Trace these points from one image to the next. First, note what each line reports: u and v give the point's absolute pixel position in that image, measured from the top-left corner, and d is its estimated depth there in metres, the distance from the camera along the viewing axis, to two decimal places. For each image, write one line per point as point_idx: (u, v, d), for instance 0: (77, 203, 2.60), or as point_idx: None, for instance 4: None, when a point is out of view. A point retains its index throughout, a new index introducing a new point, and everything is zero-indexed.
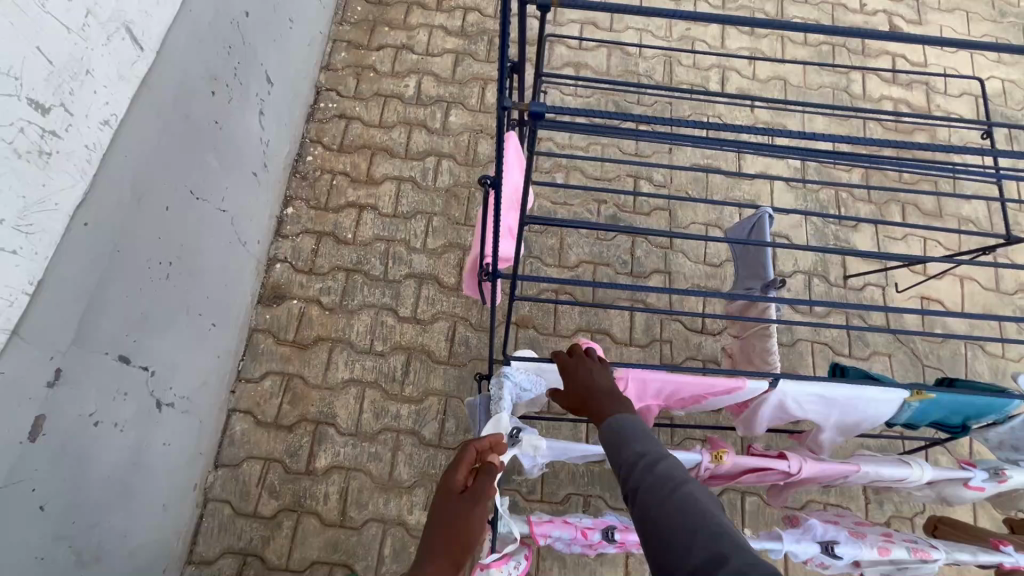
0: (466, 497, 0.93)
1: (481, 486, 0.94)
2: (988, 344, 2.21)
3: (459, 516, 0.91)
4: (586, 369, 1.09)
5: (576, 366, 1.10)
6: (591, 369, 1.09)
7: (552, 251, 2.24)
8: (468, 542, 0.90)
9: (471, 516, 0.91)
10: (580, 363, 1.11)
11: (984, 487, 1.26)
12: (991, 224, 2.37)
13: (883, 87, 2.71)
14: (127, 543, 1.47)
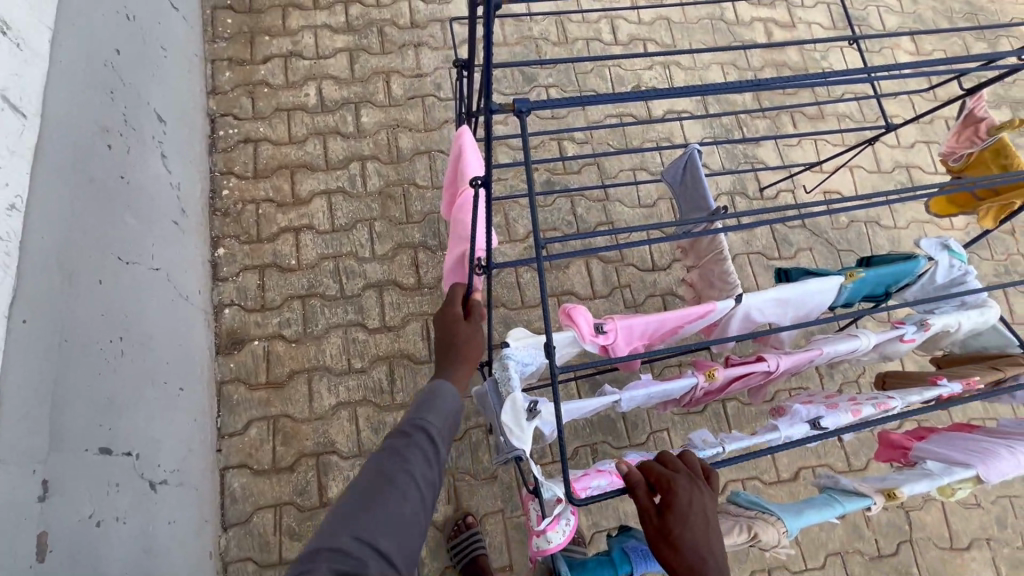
0: (465, 319, 1.13)
1: (474, 316, 1.15)
2: (882, 219, 2.56)
3: (466, 333, 1.11)
4: (702, 513, 0.94)
5: (697, 502, 0.94)
6: (704, 506, 0.96)
7: (501, 229, 2.29)
8: (477, 351, 1.11)
9: (473, 332, 1.13)
10: (698, 493, 0.96)
11: (916, 338, 1.49)
12: (863, 115, 2.70)
13: (752, 10, 2.94)
14: None
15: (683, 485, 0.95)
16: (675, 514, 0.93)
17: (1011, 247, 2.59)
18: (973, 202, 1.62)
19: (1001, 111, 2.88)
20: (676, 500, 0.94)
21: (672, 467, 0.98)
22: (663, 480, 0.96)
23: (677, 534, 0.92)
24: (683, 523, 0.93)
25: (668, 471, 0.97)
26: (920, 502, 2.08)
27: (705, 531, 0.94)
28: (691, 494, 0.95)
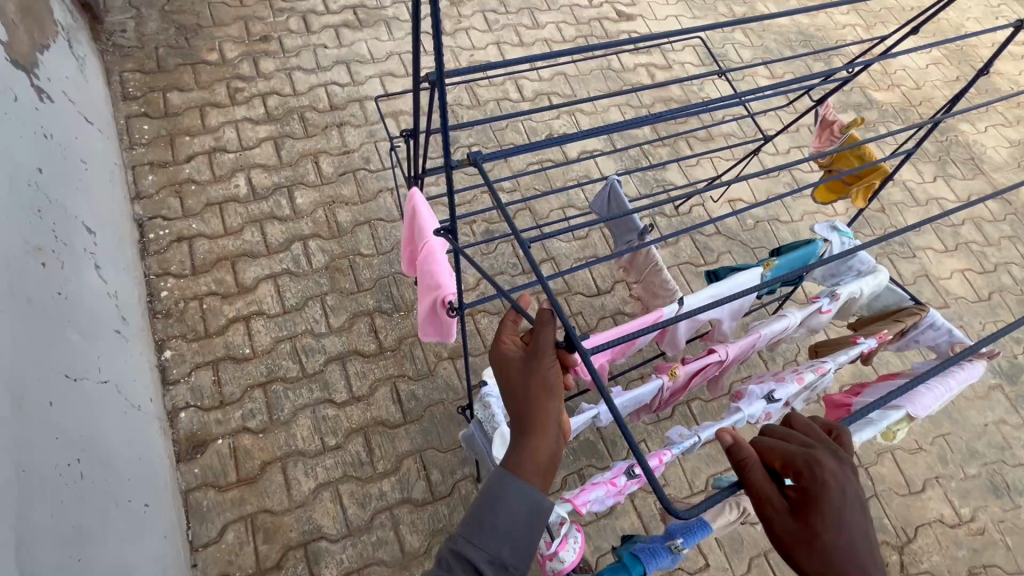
0: (531, 373, 1.00)
1: (544, 365, 1.00)
2: (780, 217, 2.93)
3: (527, 393, 1.00)
4: (849, 496, 0.84)
5: (840, 488, 0.84)
6: (848, 488, 0.85)
7: None
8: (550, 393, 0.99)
9: (541, 387, 0.99)
10: (839, 477, 0.85)
11: (830, 308, 1.72)
12: (743, 132, 3.13)
13: (633, 58, 3.37)
14: None
15: (820, 461, 0.86)
16: (816, 502, 0.83)
17: (885, 222, 3.04)
18: (843, 187, 1.91)
19: (848, 114, 3.44)
20: (814, 484, 0.84)
21: (800, 444, 0.89)
22: (791, 463, 0.87)
23: (821, 527, 0.82)
24: (828, 515, 0.82)
25: (798, 449, 0.87)
26: (874, 457, 2.30)
27: (857, 517, 0.83)
28: (835, 483, 0.84)
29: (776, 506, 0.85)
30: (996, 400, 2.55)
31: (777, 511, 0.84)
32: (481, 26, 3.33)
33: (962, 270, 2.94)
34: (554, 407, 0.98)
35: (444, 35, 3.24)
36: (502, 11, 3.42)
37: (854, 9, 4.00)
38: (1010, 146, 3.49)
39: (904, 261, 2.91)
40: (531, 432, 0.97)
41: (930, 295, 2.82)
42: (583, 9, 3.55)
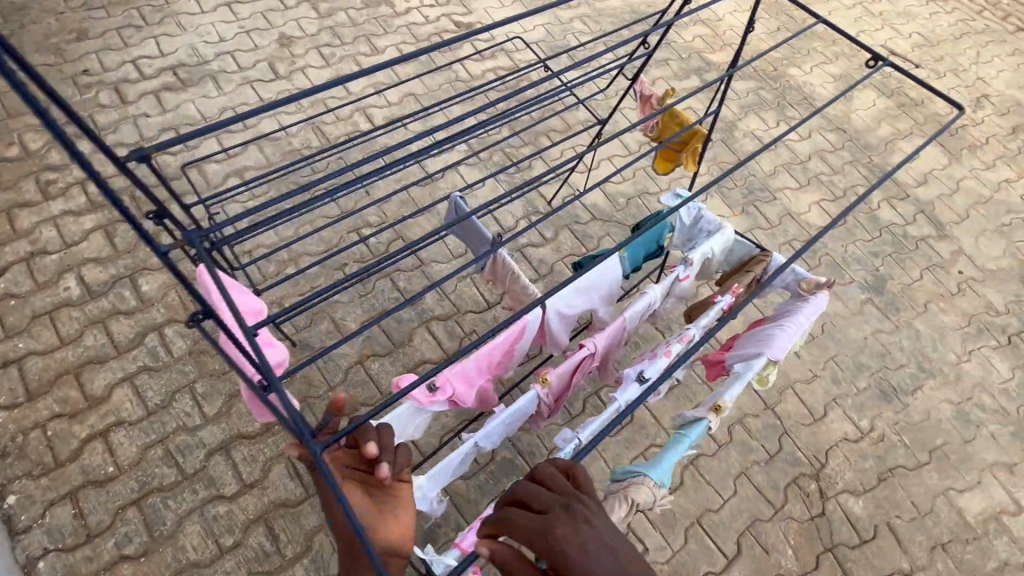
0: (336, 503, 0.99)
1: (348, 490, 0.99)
2: (649, 189, 3.03)
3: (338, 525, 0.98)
4: (584, 542, 0.81)
5: (572, 542, 0.81)
6: (582, 536, 0.82)
7: (332, 332, 2.30)
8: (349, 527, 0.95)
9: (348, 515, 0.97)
10: (572, 528, 0.83)
11: (688, 273, 1.77)
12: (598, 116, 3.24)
13: (479, 65, 3.40)
14: None
15: (547, 523, 0.84)
16: (554, 566, 0.81)
17: (744, 172, 3.22)
18: (675, 155, 1.93)
19: (691, 79, 3.64)
20: (547, 546, 0.82)
21: (537, 507, 0.88)
22: (529, 532, 0.85)
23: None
24: (568, 574, 0.79)
25: (530, 515, 0.87)
26: (776, 395, 2.42)
27: (598, 563, 0.80)
28: (565, 538, 0.82)
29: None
30: (869, 314, 2.76)
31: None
32: (317, 63, 3.22)
33: (817, 201, 3.17)
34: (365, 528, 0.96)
35: (280, 79, 3.10)
36: (338, 44, 3.33)
37: None
38: (833, 80, 3.83)
39: (767, 204, 3.09)
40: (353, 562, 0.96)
41: (795, 231, 3.02)
42: (420, 27, 3.53)
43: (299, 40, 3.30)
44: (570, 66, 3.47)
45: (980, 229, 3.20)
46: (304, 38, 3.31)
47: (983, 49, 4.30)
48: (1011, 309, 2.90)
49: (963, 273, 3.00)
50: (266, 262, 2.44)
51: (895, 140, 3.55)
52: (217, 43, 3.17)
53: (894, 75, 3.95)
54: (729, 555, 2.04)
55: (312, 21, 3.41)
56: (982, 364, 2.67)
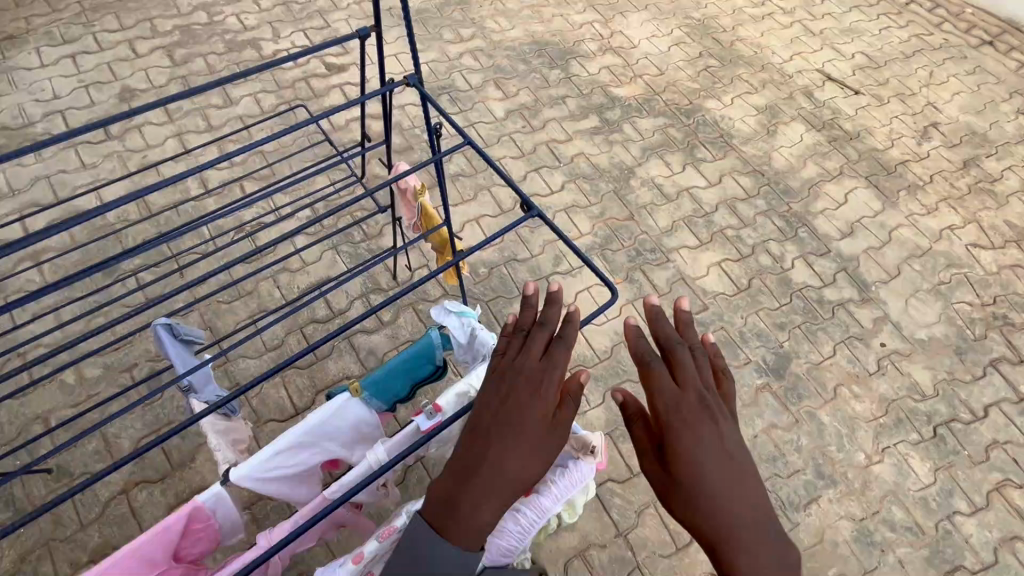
0: (508, 380, 1.02)
1: (531, 374, 1.01)
2: (518, 254, 2.64)
3: (492, 405, 1.00)
4: (707, 441, 0.84)
5: (695, 436, 0.84)
6: (711, 431, 0.85)
7: (103, 453, 1.97)
8: (496, 391, 1.01)
9: (509, 397, 0.99)
10: (703, 424, 0.85)
11: (438, 420, 1.37)
12: (472, 167, 2.90)
13: (345, 114, 3.04)
14: None
15: (684, 401, 0.87)
16: (688, 447, 0.83)
17: (636, 228, 2.79)
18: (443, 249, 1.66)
19: (591, 117, 3.21)
20: (677, 429, 0.84)
21: (667, 385, 0.88)
22: (661, 405, 0.87)
23: (684, 474, 0.82)
24: (681, 457, 0.83)
25: (664, 389, 0.88)
26: (633, 518, 2.05)
27: (718, 457, 0.83)
28: (693, 431, 0.84)
29: (644, 456, 0.88)
30: (764, 405, 2.33)
31: (639, 456, 0.88)
32: (157, 119, 2.90)
33: (719, 262, 2.73)
34: (531, 424, 0.97)
35: (109, 141, 2.78)
36: (186, 95, 3.02)
37: (590, 5, 3.83)
38: (757, 113, 3.37)
39: (657, 269, 2.67)
40: (483, 446, 0.96)
41: (687, 300, 2.59)
42: (283, 73, 3.18)
43: (144, 92, 3.00)
44: (448, 110, 3.11)
45: (913, 289, 2.74)
46: (150, 91, 3.00)
47: (939, 68, 3.81)
48: (941, 390, 2.45)
49: (886, 347, 2.55)
50: (42, 366, 2.13)
51: (821, 182, 3.10)
52: (49, 102, 2.89)
53: (830, 103, 3.49)
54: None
55: (163, 71, 3.10)
56: (897, 465, 2.23)
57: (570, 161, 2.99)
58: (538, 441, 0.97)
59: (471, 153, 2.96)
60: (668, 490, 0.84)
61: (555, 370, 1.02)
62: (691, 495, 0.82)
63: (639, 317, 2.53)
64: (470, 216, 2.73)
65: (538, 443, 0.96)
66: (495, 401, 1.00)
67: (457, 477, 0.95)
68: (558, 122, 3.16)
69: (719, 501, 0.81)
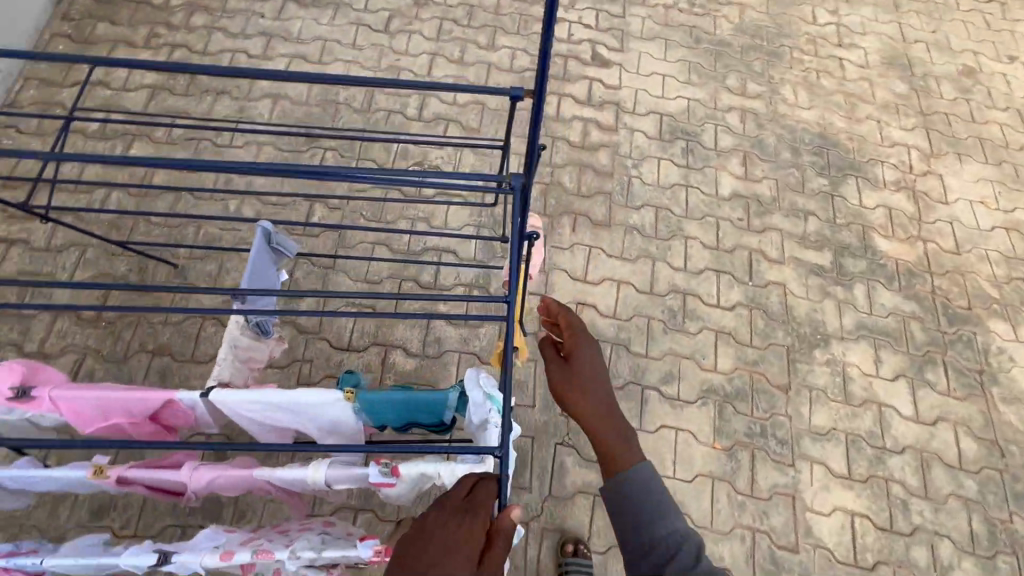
0: (427, 528, 0.82)
1: (456, 513, 0.85)
2: (633, 345, 2.30)
3: (406, 556, 0.79)
4: (595, 363, 1.14)
5: (588, 362, 1.13)
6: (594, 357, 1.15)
7: (209, 279, 2.19)
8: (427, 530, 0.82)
9: (428, 541, 0.80)
10: (588, 351, 1.15)
11: (391, 482, 1.24)
12: (655, 231, 2.55)
13: (576, 107, 2.82)
14: None
15: (580, 342, 1.16)
16: (588, 362, 1.14)
17: (782, 405, 2.23)
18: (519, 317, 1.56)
19: (825, 253, 2.58)
20: (580, 344, 1.16)
21: (576, 321, 1.18)
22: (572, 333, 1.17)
23: (585, 380, 1.12)
24: (580, 374, 1.13)
25: (573, 322, 1.19)
26: None
27: (599, 376, 1.13)
28: (585, 357, 1.14)
29: (552, 373, 1.15)
30: None
31: (549, 375, 1.13)
32: (428, 33, 3.05)
33: (852, 512, 2.07)
34: (464, 554, 0.79)
35: (383, 33, 3.01)
36: (462, 22, 3.11)
37: (925, 127, 2.98)
38: None
39: (771, 466, 2.12)
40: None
41: (779, 524, 2.03)
42: (555, 38, 3.03)
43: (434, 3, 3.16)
44: (674, 159, 2.75)
45: None
46: (439, 5, 3.14)
47: None
48: None
49: None
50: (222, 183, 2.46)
51: None
52: None
53: None
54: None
55: None
56: None
57: (764, 287, 2.46)
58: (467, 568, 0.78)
59: (665, 215, 2.60)
60: (573, 392, 1.12)
61: (479, 500, 0.89)
62: (587, 392, 1.11)
63: (711, 500, 2.05)
64: (616, 276, 2.43)
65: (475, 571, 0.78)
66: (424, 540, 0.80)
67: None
68: (782, 237, 2.60)
69: (604, 400, 1.12)
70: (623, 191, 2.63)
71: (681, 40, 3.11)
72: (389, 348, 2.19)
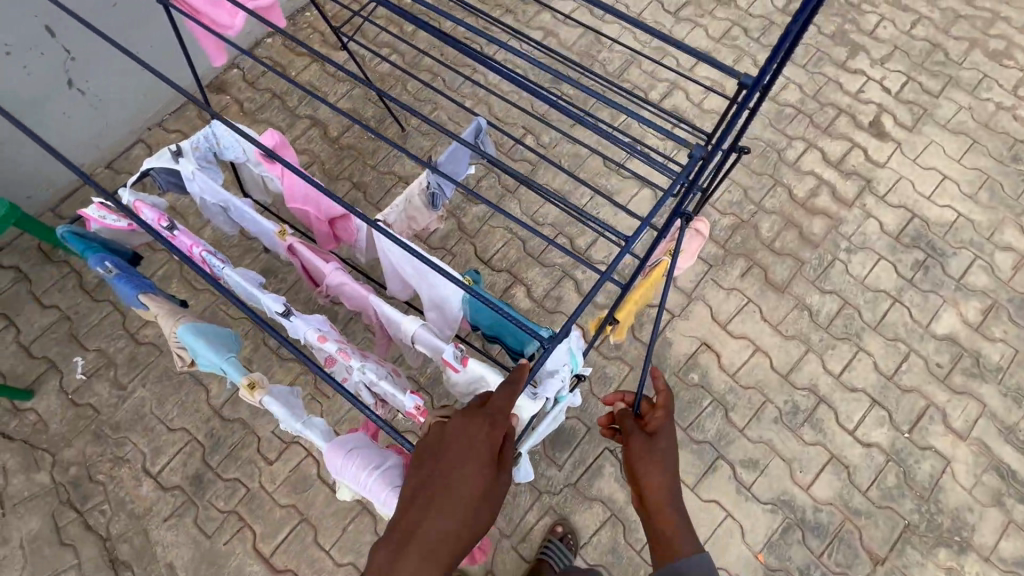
0: (444, 440, 0.83)
1: (472, 422, 0.84)
2: (734, 413, 2.13)
3: (426, 459, 0.83)
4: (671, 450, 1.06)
5: (663, 447, 1.06)
6: (669, 445, 1.06)
7: (421, 151, 2.55)
8: (451, 441, 0.82)
9: (445, 450, 0.82)
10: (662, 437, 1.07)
11: (456, 367, 1.37)
12: (829, 323, 2.26)
13: (820, 165, 2.55)
14: (10, 160, 2.16)
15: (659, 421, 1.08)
16: (671, 444, 1.07)
17: (857, 569, 1.93)
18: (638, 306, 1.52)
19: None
20: (663, 425, 1.08)
21: (670, 397, 1.09)
22: (664, 408, 1.09)
23: (664, 467, 1.03)
24: (652, 456, 1.04)
25: (666, 399, 1.10)
26: None
27: (667, 464, 1.05)
28: (662, 442, 1.06)
29: (632, 444, 1.07)
30: None
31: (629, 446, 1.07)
32: (712, 32, 2.96)
33: None
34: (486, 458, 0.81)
35: (669, 16, 3.00)
36: (752, 35, 2.95)
37: None
38: None
39: None
40: (421, 509, 0.78)
41: None
42: (843, 86, 2.72)
43: (736, 5, 3.02)
44: (900, 266, 2.36)
45: None
46: (738, 10, 3.01)
47: None
48: None
49: None
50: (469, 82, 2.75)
51: None
52: None
53: None
54: (289, 569, 1.88)
55: (769, 5, 3.01)
56: None
57: (918, 447, 2.07)
58: (483, 475, 0.80)
59: (851, 315, 2.28)
60: (644, 478, 1.04)
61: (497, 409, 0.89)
62: (664, 479, 1.03)
63: None
64: (760, 342, 2.23)
65: (491, 483, 0.80)
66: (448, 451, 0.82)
67: (385, 550, 0.76)
68: (980, 412, 2.12)
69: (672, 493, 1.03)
70: (819, 267, 2.36)
71: (994, 149, 2.58)
72: (517, 282, 2.34)
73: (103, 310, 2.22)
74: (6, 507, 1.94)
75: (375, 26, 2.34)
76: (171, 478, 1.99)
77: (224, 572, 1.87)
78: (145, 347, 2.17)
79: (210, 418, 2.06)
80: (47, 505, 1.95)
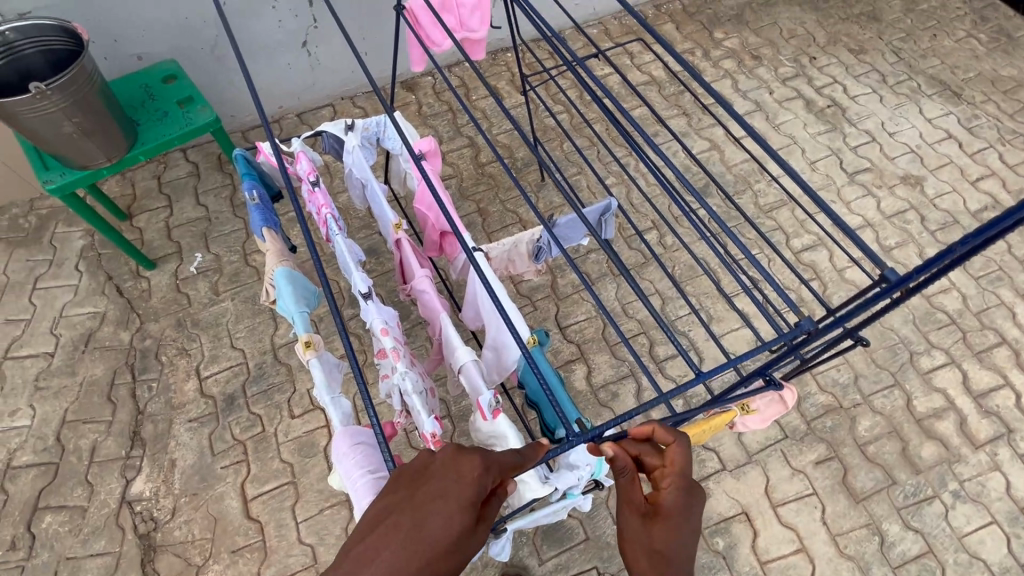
0: (428, 474, 0.79)
1: (462, 460, 0.79)
2: None
3: (405, 485, 0.79)
4: (681, 535, 0.84)
5: (664, 528, 0.84)
6: (676, 524, 0.84)
7: (549, 205, 2.66)
8: (434, 477, 0.78)
9: (426, 484, 0.77)
10: (668, 512, 0.85)
11: (485, 414, 1.35)
12: (899, 563, 1.92)
13: (957, 388, 2.23)
14: (233, 84, 2.58)
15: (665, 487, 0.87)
16: (675, 525, 0.84)
17: None
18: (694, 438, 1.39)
19: None
20: (672, 497, 0.86)
21: (685, 463, 0.86)
22: (674, 478, 0.87)
23: (664, 557, 0.82)
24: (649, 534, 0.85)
25: (683, 463, 0.87)
26: None
27: (665, 553, 0.84)
28: (664, 520, 0.85)
29: (628, 519, 0.89)
30: None
31: (625, 515, 0.89)
32: (885, 207, 2.78)
33: None
34: (462, 506, 0.75)
35: (844, 174, 2.89)
36: (929, 226, 2.72)
37: None
38: None
39: None
40: (379, 537, 0.72)
41: None
42: (1016, 316, 2.39)
43: (921, 191, 2.83)
44: (1014, 542, 1.96)
45: None
46: (922, 195, 2.81)
47: None
48: None
49: None
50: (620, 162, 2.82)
51: None
52: (885, 130, 3.04)
53: None
54: (258, 521, 1.93)
55: (959, 203, 2.78)
56: None
57: None
58: (457, 522, 0.74)
59: (930, 568, 1.92)
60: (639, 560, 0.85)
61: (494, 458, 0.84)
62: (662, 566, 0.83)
63: None
64: (808, 543, 1.95)
65: (464, 534, 0.74)
66: (427, 487, 0.77)
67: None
68: None
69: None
70: (912, 496, 2.03)
71: None
72: (581, 358, 2.30)
73: (235, 225, 2.54)
74: (88, 347, 2.22)
75: (559, 86, 2.51)
76: (212, 387, 2.16)
77: (209, 492, 1.97)
78: (250, 269, 2.43)
79: (267, 352, 2.23)
80: (115, 360, 2.20)
